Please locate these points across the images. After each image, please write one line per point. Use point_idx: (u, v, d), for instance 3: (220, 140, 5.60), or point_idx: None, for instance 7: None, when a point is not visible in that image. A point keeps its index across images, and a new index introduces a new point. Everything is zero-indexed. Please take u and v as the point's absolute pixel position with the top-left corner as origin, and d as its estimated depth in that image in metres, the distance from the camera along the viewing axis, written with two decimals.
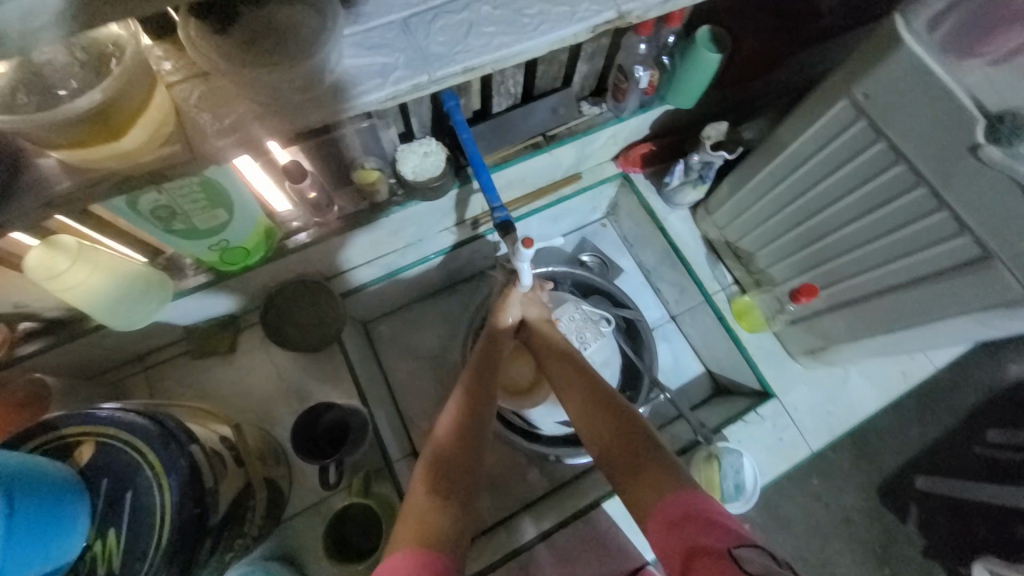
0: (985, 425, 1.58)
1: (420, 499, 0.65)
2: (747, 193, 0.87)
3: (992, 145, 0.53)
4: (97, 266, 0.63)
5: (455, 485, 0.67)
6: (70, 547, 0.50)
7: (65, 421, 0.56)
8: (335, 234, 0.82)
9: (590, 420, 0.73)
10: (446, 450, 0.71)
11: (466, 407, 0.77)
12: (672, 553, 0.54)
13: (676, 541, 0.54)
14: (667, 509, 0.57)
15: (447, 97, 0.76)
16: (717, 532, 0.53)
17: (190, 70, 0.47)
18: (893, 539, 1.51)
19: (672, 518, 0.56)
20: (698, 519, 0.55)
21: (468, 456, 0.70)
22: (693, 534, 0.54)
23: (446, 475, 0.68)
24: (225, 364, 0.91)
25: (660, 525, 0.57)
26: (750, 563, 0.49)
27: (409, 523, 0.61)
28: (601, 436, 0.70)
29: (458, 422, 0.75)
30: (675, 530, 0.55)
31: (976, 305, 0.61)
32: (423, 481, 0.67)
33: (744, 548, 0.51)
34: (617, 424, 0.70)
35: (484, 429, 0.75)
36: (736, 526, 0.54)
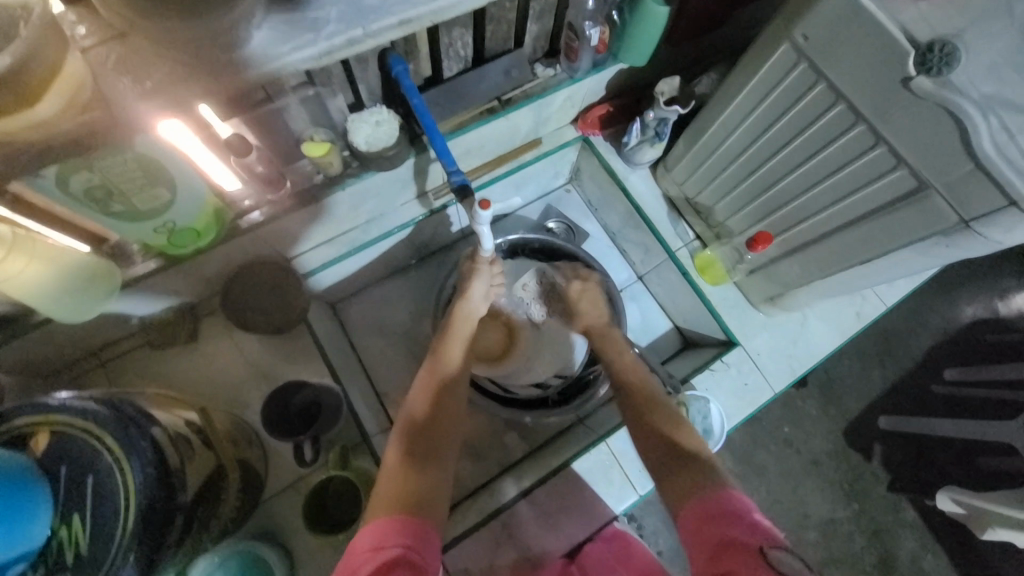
0: (943, 365, 1.67)
1: (393, 467, 0.66)
2: (701, 147, 0.89)
3: (923, 77, 0.55)
4: (34, 255, 0.60)
5: (427, 452, 0.68)
6: (34, 535, 0.49)
7: (16, 413, 0.54)
8: (289, 211, 0.80)
9: (637, 421, 0.76)
10: (419, 422, 0.72)
11: (439, 381, 0.78)
12: (703, 544, 0.57)
13: (710, 534, 0.57)
14: (704, 505, 0.60)
15: (395, 61, 0.73)
16: (753, 531, 0.56)
17: (105, 32, 0.44)
18: (859, 476, 1.60)
19: (708, 513, 0.59)
20: (735, 518, 0.58)
21: (440, 428, 0.72)
22: (728, 529, 0.57)
23: (419, 444, 0.69)
24: (188, 353, 0.89)
25: (694, 518, 0.60)
26: (784, 566, 0.52)
27: (386, 489, 0.63)
28: (646, 435, 0.73)
29: (429, 395, 0.76)
30: (710, 524, 0.58)
31: (915, 237, 0.64)
32: (398, 448, 0.69)
33: (779, 551, 0.53)
34: (661, 428, 0.73)
35: (457, 400, 0.77)
36: (771, 527, 0.57)
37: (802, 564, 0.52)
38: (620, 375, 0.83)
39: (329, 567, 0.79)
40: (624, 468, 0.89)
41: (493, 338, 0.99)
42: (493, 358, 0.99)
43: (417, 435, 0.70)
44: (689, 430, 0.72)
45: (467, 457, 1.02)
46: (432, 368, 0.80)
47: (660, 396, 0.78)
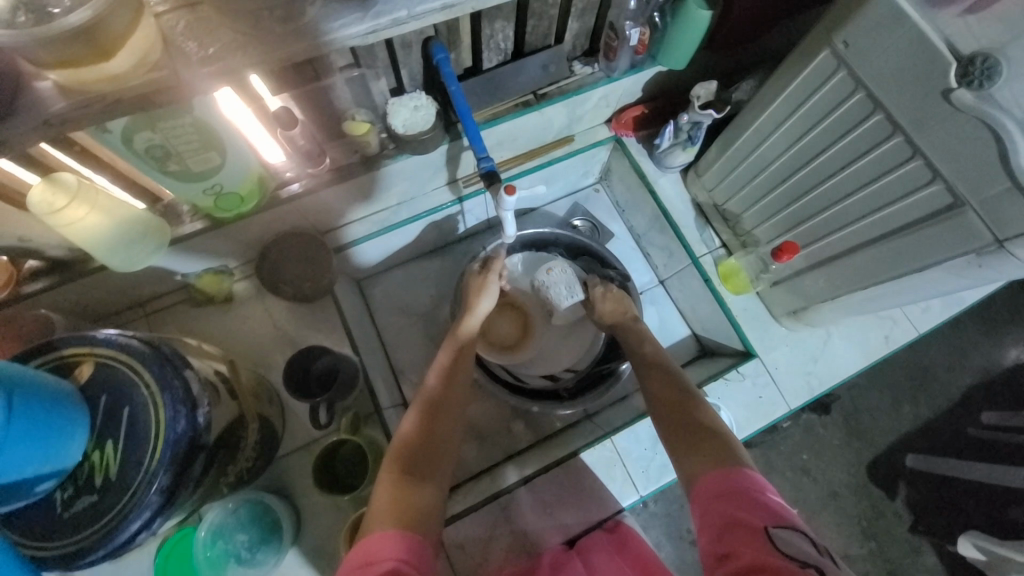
0: (981, 407, 1.58)
1: (387, 483, 0.65)
2: (733, 153, 0.88)
3: (964, 89, 0.54)
4: (94, 205, 0.65)
5: (422, 468, 0.68)
6: (69, 455, 0.55)
7: (66, 342, 0.60)
8: (325, 185, 0.84)
9: (662, 410, 0.74)
10: (415, 440, 0.71)
11: (433, 397, 0.78)
12: (708, 522, 0.58)
13: (716, 512, 0.58)
14: (714, 483, 0.60)
15: (437, 50, 0.76)
16: (759, 509, 0.56)
17: (177, 1, 0.49)
18: (880, 514, 1.53)
19: (714, 489, 0.59)
20: (742, 495, 0.58)
21: (433, 446, 0.71)
22: (734, 508, 0.57)
23: (415, 459, 0.69)
24: (222, 313, 0.95)
25: (701, 496, 0.60)
26: (788, 546, 0.52)
27: (381, 499, 0.62)
28: (670, 419, 0.73)
29: (424, 413, 0.75)
30: (716, 502, 0.58)
31: (947, 254, 0.62)
32: (390, 467, 0.67)
33: (783, 530, 0.54)
34: (680, 412, 0.72)
35: (454, 417, 0.77)
36: (779, 505, 0.57)
37: (806, 542, 0.53)
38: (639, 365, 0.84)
39: (332, 528, 0.82)
40: (628, 468, 0.90)
41: (509, 327, 1.02)
42: (507, 347, 1.01)
43: (412, 451, 0.70)
44: (708, 408, 0.72)
45: (473, 441, 1.04)
46: (455, 340, 0.87)
47: (680, 377, 0.78)
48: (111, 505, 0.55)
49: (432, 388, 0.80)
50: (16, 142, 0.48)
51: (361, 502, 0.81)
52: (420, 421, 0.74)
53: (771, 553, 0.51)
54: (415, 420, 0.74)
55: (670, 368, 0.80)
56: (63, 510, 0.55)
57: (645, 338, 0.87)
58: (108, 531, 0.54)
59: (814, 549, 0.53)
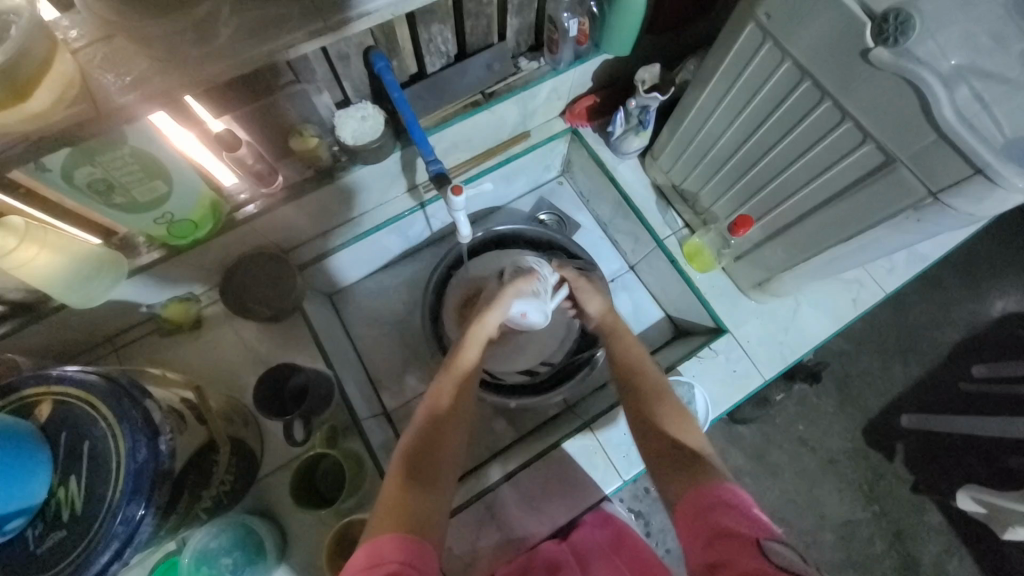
0: (971, 361, 1.59)
1: (392, 492, 0.65)
2: (684, 132, 0.89)
3: (881, 47, 0.55)
4: (43, 243, 0.65)
5: (427, 475, 0.68)
6: (34, 492, 0.55)
7: (25, 383, 0.60)
8: (281, 203, 0.85)
9: (640, 420, 0.76)
10: (416, 446, 0.71)
11: (443, 408, 0.77)
12: (699, 535, 0.57)
13: (705, 523, 0.57)
14: (701, 496, 0.60)
15: (377, 58, 0.76)
16: (747, 522, 0.56)
17: (94, 34, 0.49)
18: (880, 477, 1.54)
19: (703, 504, 0.59)
20: (730, 507, 0.58)
21: (438, 454, 0.72)
22: (721, 518, 0.57)
23: (417, 466, 0.69)
24: (193, 339, 0.95)
25: (688, 511, 0.60)
26: (780, 557, 0.51)
27: (386, 511, 0.62)
28: (649, 432, 0.74)
29: (425, 423, 0.75)
30: (704, 513, 0.58)
31: (889, 211, 0.64)
32: (395, 476, 0.68)
33: (774, 542, 0.53)
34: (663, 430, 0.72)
35: (461, 423, 0.77)
36: (764, 518, 0.57)
37: (799, 556, 0.52)
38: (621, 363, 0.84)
39: (321, 543, 0.83)
40: (610, 455, 0.91)
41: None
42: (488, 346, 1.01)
43: (415, 459, 0.70)
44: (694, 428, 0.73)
45: None
46: (453, 369, 0.83)
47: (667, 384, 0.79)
48: (81, 537, 0.55)
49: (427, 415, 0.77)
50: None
51: (343, 513, 0.82)
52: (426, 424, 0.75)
53: (763, 564, 0.51)
54: (416, 432, 0.74)
55: (644, 375, 0.80)
56: (35, 547, 0.55)
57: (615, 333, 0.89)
58: (78, 566, 0.54)
59: (804, 560, 0.52)
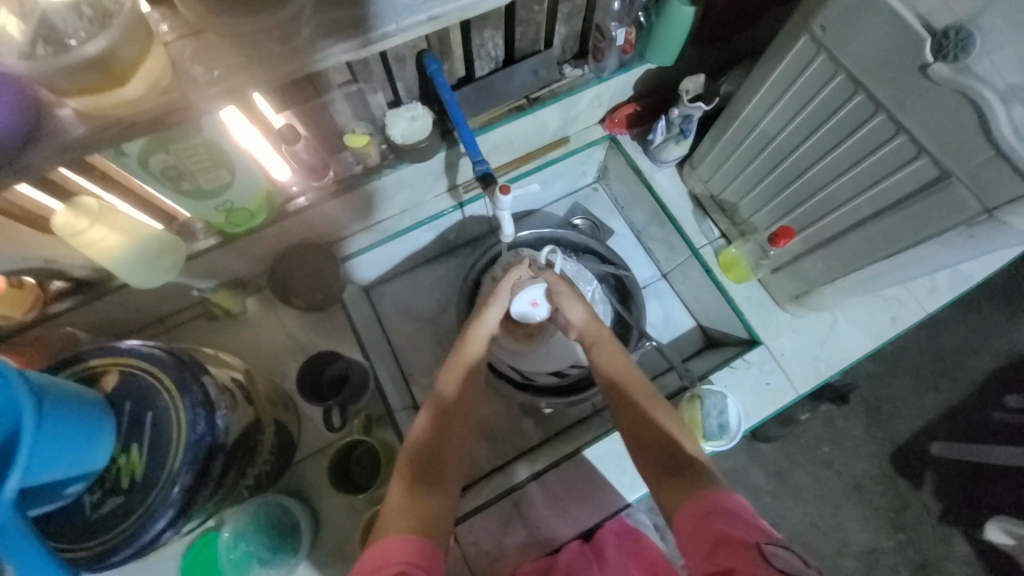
0: (1006, 390, 1.55)
1: (398, 492, 0.68)
2: (726, 142, 0.89)
3: (940, 63, 0.55)
4: (113, 225, 0.69)
5: (432, 476, 0.71)
6: (99, 457, 0.58)
7: (93, 354, 0.63)
8: (330, 197, 0.88)
9: (634, 423, 0.77)
10: (421, 449, 0.73)
11: (447, 406, 0.79)
12: (699, 544, 0.59)
13: (705, 532, 0.59)
14: (698, 504, 0.62)
15: (430, 61, 0.79)
16: (745, 526, 0.58)
17: (184, 29, 0.52)
18: (908, 505, 1.49)
19: (701, 511, 0.61)
20: (727, 512, 0.59)
21: (445, 454, 0.74)
22: (721, 525, 0.58)
23: (423, 466, 0.72)
24: (238, 325, 0.99)
25: (687, 520, 0.61)
26: (780, 561, 0.54)
27: (395, 512, 0.65)
28: (638, 448, 0.75)
29: (434, 418, 0.78)
30: (703, 522, 0.60)
31: (940, 227, 0.63)
32: (401, 478, 0.70)
33: (774, 546, 0.55)
34: (665, 435, 0.73)
35: (463, 422, 0.79)
36: (759, 521, 0.59)
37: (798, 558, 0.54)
38: (603, 366, 0.83)
39: (351, 530, 0.84)
40: None
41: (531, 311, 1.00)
42: (521, 345, 1.01)
43: (420, 460, 0.72)
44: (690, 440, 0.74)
45: (484, 441, 1.07)
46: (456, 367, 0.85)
47: (650, 385, 0.79)
48: (138, 503, 0.58)
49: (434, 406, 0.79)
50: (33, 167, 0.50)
51: (375, 501, 0.84)
52: (431, 423, 0.77)
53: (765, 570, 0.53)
54: (422, 430, 0.76)
55: (635, 382, 0.79)
56: (93, 511, 0.58)
57: (600, 340, 0.86)
58: (135, 529, 0.57)
59: (801, 561, 0.55)
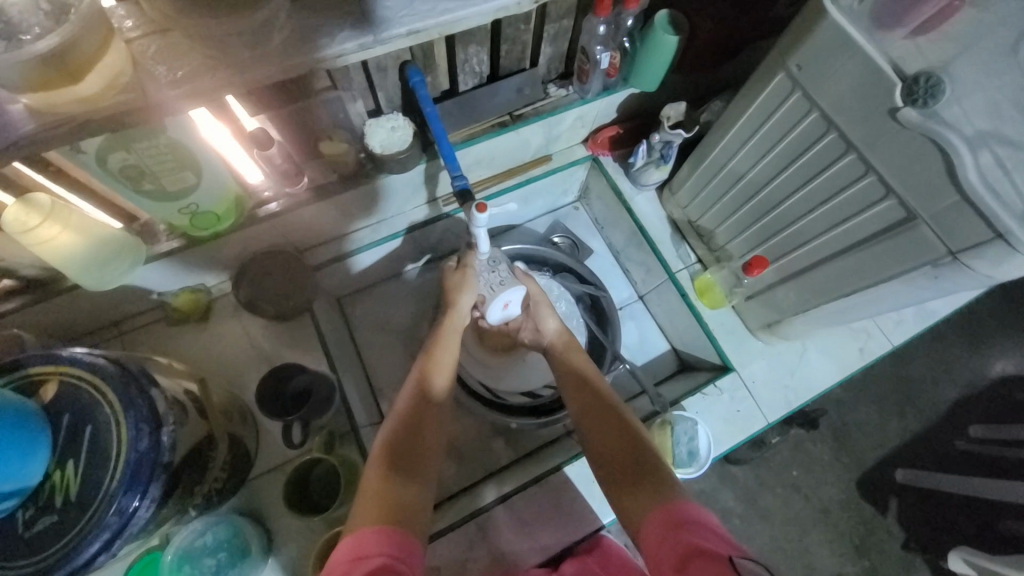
0: (967, 420, 1.59)
1: (373, 482, 0.65)
2: (704, 170, 0.90)
3: (910, 107, 0.56)
4: (68, 224, 0.65)
5: (410, 467, 0.69)
6: (29, 474, 0.54)
7: (32, 361, 0.59)
8: (304, 204, 0.85)
9: (600, 429, 0.75)
10: (400, 438, 0.72)
11: (418, 405, 0.77)
12: (668, 554, 0.56)
13: (675, 543, 0.57)
14: (669, 514, 0.60)
15: (413, 73, 0.78)
16: (716, 540, 0.56)
17: (149, 26, 0.50)
18: (872, 531, 1.51)
19: (671, 522, 0.59)
20: (698, 526, 0.58)
21: (422, 446, 0.72)
22: (692, 537, 0.56)
23: (400, 455, 0.70)
24: (199, 331, 0.95)
25: (656, 530, 0.60)
26: (752, 572, 0.51)
27: (369, 503, 0.62)
28: (603, 456, 0.73)
29: (407, 416, 0.75)
30: (673, 533, 0.58)
31: (906, 265, 0.64)
32: (377, 466, 0.68)
33: (746, 560, 0.53)
34: (633, 441, 0.73)
35: (437, 418, 0.77)
36: (731, 538, 0.57)
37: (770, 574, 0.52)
38: (574, 374, 0.84)
39: (307, 551, 0.81)
40: None
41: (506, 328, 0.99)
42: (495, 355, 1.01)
43: (398, 451, 0.71)
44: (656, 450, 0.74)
45: (452, 459, 1.05)
46: (418, 379, 0.80)
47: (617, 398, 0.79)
48: (70, 525, 0.54)
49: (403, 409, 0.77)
50: None
51: (334, 521, 0.80)
52: (401, 422, 0.75)
53: None
54: (399, 422, 0.74)
55: (602, 395, 0.79)
56: (22, 531, 0.54)
57: (577, 357, 0.87)
58: (65, 553, 0.53)
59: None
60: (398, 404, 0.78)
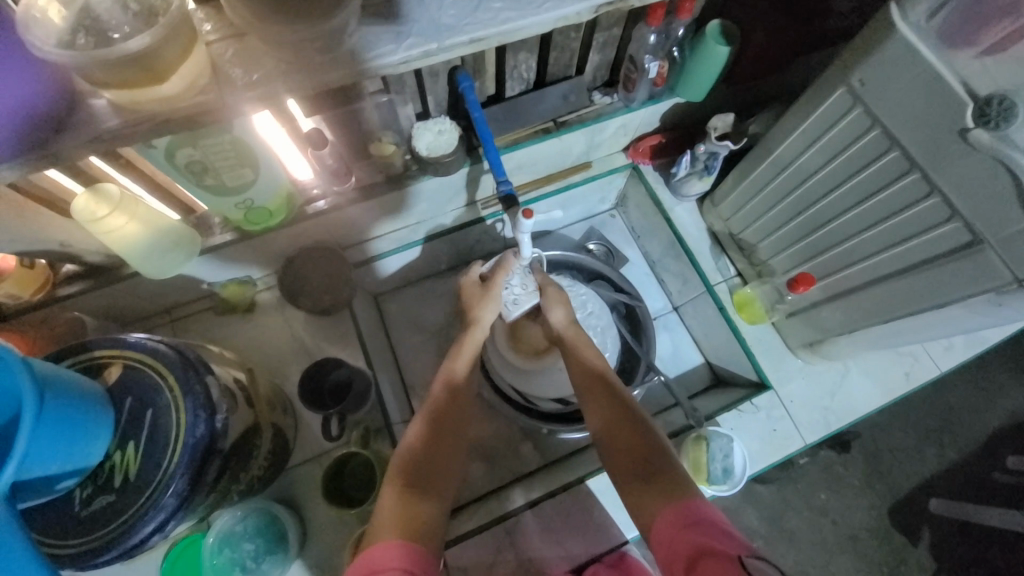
0: (1009, 451, 1.52)
1: (391, 498, 0.66)
2: (749, 184, 0.89)
3: (980, 129, 0.54)
4: (133, 214, 0.69)
5: (427, 481, 0.70)
6: (93, 453, 0.56)
7: (97, 344, 0.62)
8: (350, 203, 0.87)
9: (608, 429, 0.75)
10: (417, 451, 0.73)
11: (439, 407, 0.79)
12: (678, 555, 0.57)
13: (684, 544, 0.57)
14: (679, 513, 0.60)
15: (463, 78, 0.79)
16: (725, 539, 0.56)
17: (227, 31, 0.52)
18: (903, 561, 1.45)
19: (681, 523, 0.59)
20: (707, 525, 0.58)
21: (440, 459, 0.74)
22: (702, 538, 0.57)
23: (416, 472, 0.71)
24: (243, 322, 0.98)
25: (666, 530, 0.60)
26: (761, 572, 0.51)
27: (389, 516, 0.64)
28: (613, 457, 0.73)
29: (431, 416, 0.78)
30: (683, 533, 0.58)
31: (971, 291, 0.62)
32: (393, 483, 0.69)
33: (755, 559, 0.53)
34: (642, 440, 0.72)
35: (461, 431, 0.79)
36: (741, 538, 0.57)
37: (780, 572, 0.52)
38: (580, 372, 0.84)
39: (338, 543, 0.83)
40: None
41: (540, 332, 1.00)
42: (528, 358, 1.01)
43: (414, 464, 0.72)
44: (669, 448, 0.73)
45: (479, 460, 1.06)
46: (444, 381, 0.84)
47: (627, 398, 0.78)
48: (128, 504, 0.56)
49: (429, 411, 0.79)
50: (61, 156, 0.50)
51: (366, 516, 0.82)
52: (422, 431, 0.76)
53: None
54: (419, 430, 0.76)
55: (613, 395, 0.78)
56: (81, 508, 0.57)
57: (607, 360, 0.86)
58: (123, 532, 0.55)
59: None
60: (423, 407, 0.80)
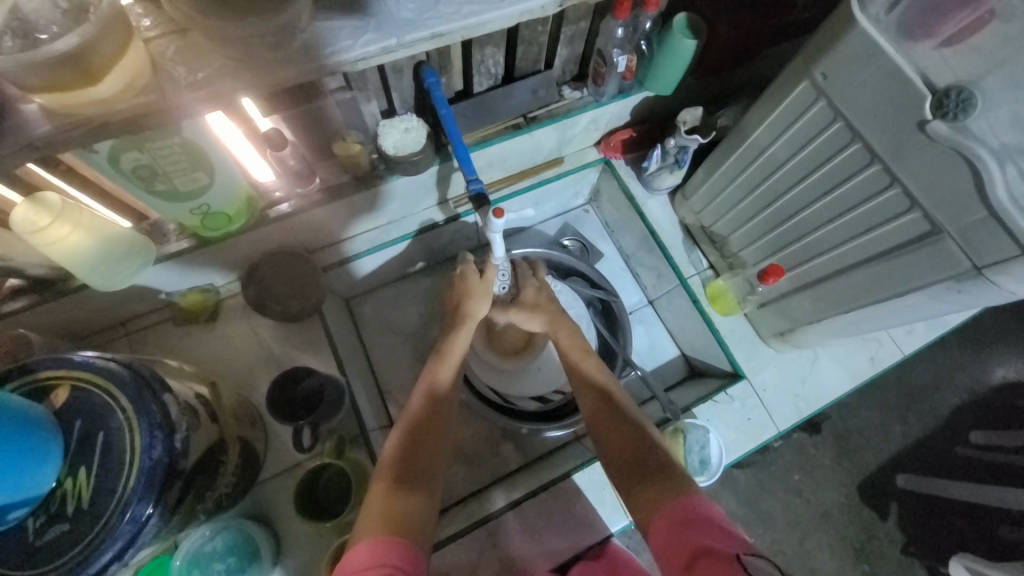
0: (967, 426, 1.59)
1: (379, 496, 0.65)
2: (719, 176, 0.90)
3: (939, 120, 0.56)
4: (78, 223, 0.64)
5: (414, 479, 0.69)
6: (41, 482, 0.53)
7: (41, 365, 0.58)
8: (316, 205, 0.84)
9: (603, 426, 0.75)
10: (404, 450, 0.72)
11: (425, 405, 0.79)
12: (676, 554, 0.57)
13: (682, 543, 0.57)
14: (676, 511, 0.60)
15: (428, 74, 0.77)
16: (722, 536, 0.56)
17: (167, 26, 0.49)
18: (872, 535, 1.51)
19: (679, 520, 0.59)
20: (705, 523, 0.58)
21: (428, 457, 0.73)
22: (699, 536, 0.57)
23: (404, 470, 0.70)
24: (206, 332, 0.94)
25: (664, 527, 0.60)
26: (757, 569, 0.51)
27: (371, 515, 0.62)
28: (610, 455, 0.73)
29: (417, 415, 0.77)
30: (681, 531, 0.58)
31: (932, 278, 0.63)
32: (383, 482, 0.68)
33: (752, 556, 0.53)
34: (636, 438, 0.72)
35: (446, 428, 0.78)
36: (738, 533, 0.57)
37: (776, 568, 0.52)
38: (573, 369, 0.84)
39: (316, 555, 0.80)
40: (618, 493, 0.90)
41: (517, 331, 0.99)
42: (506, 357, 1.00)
43: (402, 464, 0.71)
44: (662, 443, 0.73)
45: (459, 462, 1.05)
46: (428, 380, 0.82)
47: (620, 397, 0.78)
48: (83, 533, 0.53)
49: (416, 409, 0.78)
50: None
51: (344, 527, 0.80)
52: (408, 430, 0.75)
53: None
54: (404, 429, 0.75)
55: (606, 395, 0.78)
56: (33, 539, 0.53)
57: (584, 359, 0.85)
58: (77, 563, 0.52)
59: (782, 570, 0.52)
60: (409, 407, 0.79)
